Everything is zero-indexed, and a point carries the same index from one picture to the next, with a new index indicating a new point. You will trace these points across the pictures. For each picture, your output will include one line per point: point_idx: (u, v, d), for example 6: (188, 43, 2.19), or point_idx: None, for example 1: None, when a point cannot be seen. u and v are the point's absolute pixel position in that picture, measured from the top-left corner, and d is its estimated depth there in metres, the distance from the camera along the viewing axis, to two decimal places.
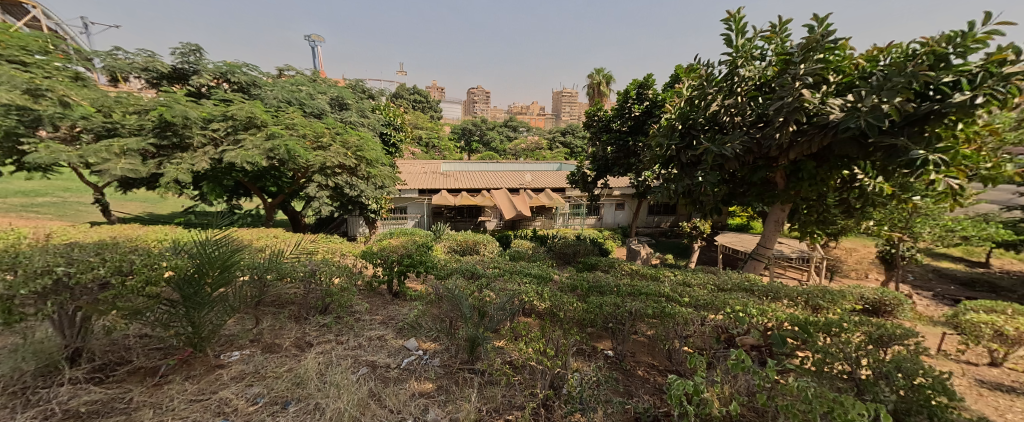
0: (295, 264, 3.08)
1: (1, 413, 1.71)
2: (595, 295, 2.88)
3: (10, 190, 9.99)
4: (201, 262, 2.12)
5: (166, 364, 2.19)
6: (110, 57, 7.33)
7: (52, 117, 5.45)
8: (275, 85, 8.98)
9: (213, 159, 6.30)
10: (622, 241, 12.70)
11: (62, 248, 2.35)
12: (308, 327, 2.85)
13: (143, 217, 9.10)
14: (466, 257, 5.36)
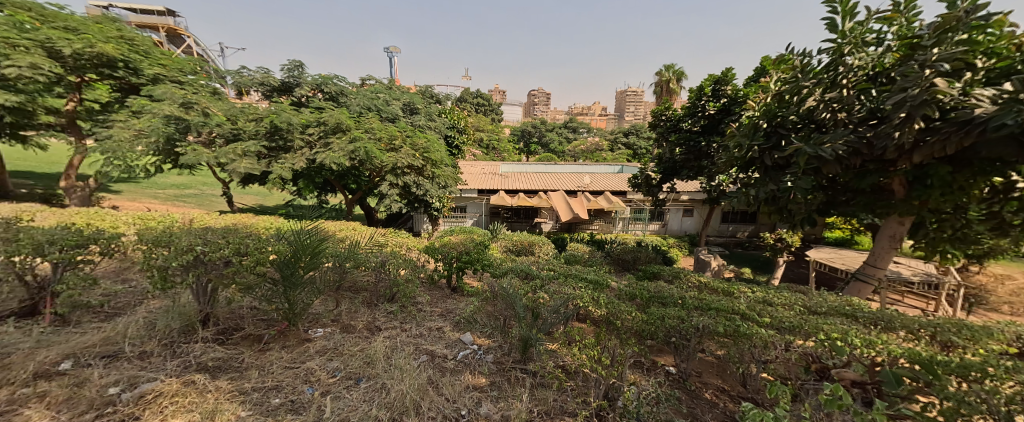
0: (369, 255, 3.40)
1: (157, 360, 2.16)
2: (656, 306, 2.68)
3: (171, 183, 12.73)
4: (296, 248, 2.43)
5: (268, 333, 2.57)
6: (239, 75, 8.89)
7: (197, 125, 6.79)
8: (359, 94, 10.06)
9: (308, 160, 7.26)
10: (689, 251, 11.93)
11: (201, 231, 2.88)
12: (377, 313, 3.12)
13: (255, 208, 10.86)
14: (523, 257, 5.45)
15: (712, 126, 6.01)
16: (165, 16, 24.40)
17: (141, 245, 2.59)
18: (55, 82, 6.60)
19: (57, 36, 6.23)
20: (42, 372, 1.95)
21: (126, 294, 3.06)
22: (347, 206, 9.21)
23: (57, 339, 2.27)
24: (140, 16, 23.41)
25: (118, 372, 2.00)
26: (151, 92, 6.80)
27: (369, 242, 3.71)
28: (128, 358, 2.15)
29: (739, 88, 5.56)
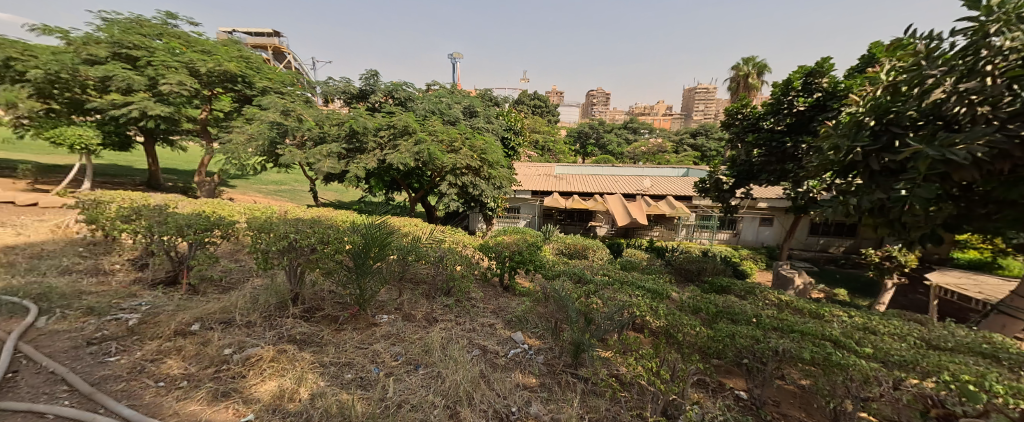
0: (428, 250, 3.61)
1: (259, 329, 2.54)
2: (725, 322, 2.43)
3: (272, 180, 14.98)
4: (366, 241, 2.66)
5: (343, 315, 2.86)
6: (326, 85, 10.03)
7: (292, 129, 7.87)
8: (424, 98, 10.80)
9: (378, 160, 7.99)
10: (766, 264, 10.79)
11: (294, 221, 3.32)
12: (435, 305, 3.30)
13: (335, 203, 12.27)
14: (576, 261, 5.39)
15: (798, 126, 5.29)
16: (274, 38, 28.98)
17: (250, 231, 3.06)
18: (195, 97, 8.18)
19: (197, 58, 7.68)
20: (180, 331, 2.40)
21: (238, 271, 3.66)
22: (411, 204, 9.82)
23: (193, 305, 2.79)
24: (256, 40, 28.13)
25: (231, 336, 2.37)
26: (261, 102, 8.05)
27: (430, 237, 3.94)
28: (239, 325, 2.55)
29: (839, 82, 4.89)
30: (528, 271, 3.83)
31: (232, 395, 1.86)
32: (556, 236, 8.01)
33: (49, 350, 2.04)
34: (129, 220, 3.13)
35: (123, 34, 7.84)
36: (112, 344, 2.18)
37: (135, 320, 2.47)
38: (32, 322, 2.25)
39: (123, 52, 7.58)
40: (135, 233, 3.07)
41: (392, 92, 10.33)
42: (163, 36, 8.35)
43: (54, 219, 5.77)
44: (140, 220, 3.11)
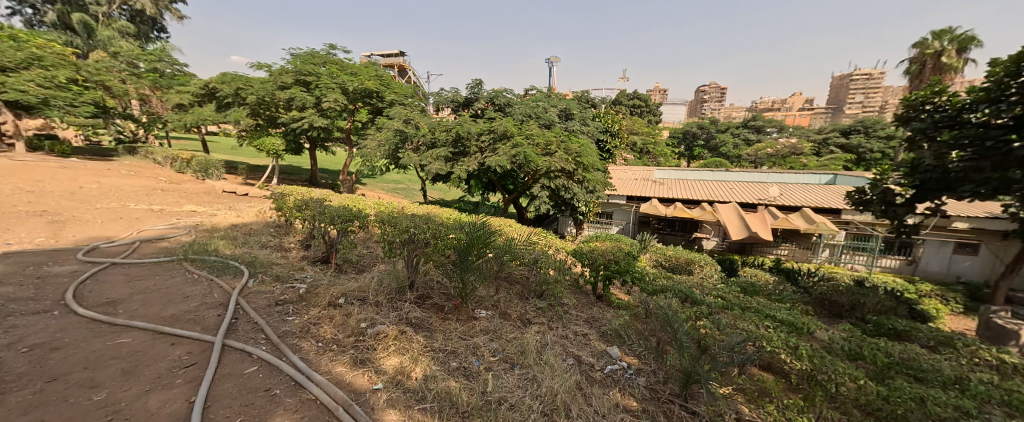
0: (524, 251, 3.70)
1: (385, 308, 2.95)
2: (902, 380, 1.87)
3: (393, 179, 17.65)
4: (471, 240, 2.90)
5: (448, 305, 3.15)
6: (439, 95, 11.46)
7: (410, 136, 9.15)
8: (522, 103, 11.31)
9: (479, 163, 8.62)
10: (965, 307, 8.08)
11: (413, 217, 3.81)
12: (529, 306, 3.37)
13: (439, 201, 13.87)
14: (682, 278, 4.95)
15: None
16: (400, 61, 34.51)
17: (378, 224, 3.64)
18: (344, 110, 10.29)
19: (347, 79, 9.98)
20: (332, 302, 2.97)
21: (369, 256, 4.38)
22: (505, 205, 10.37)
23: (340, 282, 3.42)
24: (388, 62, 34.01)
25: (366, 311, 2.83)
26: (391, 113, 9.59)
27: (526, 238, 4.09)
28: (371, 303, 3.01)
29: None
30: (623, 282, 3.65)
31: (365, 364, 2.23)
32: (656, 247, 7.44)
33: (255, 305, 2.78)
34: (302, 210, 4.07)
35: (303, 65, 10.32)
36: (290, 306, 2.83)
37: (304, 289, 3.16)
38: (245, 283, 3.09)
39: (301, 78, 10.07)
40: (306, 219, 3.96)
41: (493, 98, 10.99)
42: (326, 64, 10.72)
43: (254, 206, 7.86)
44: (309, 210, 3.99)
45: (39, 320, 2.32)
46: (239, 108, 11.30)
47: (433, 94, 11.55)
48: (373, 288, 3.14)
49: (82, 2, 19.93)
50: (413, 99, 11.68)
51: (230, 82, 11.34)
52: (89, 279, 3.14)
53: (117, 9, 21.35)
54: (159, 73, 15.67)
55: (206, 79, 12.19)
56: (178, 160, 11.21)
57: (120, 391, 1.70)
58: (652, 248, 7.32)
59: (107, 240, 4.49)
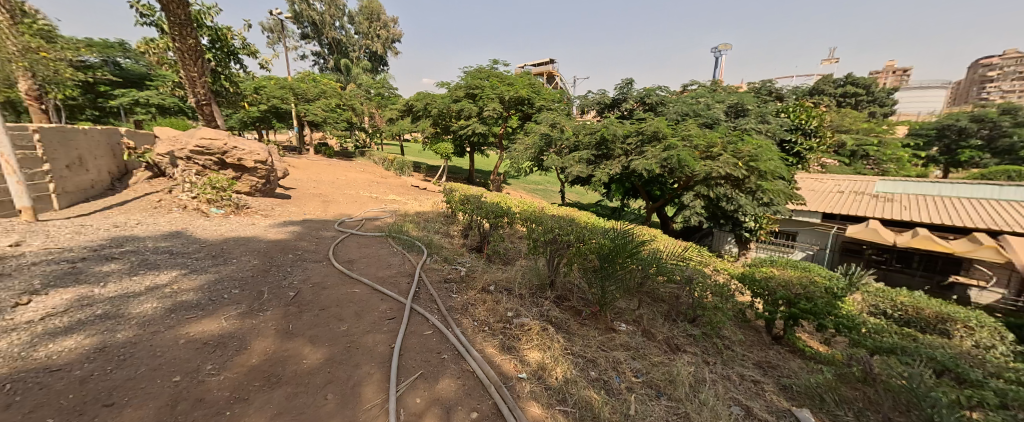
0: (675, 268, 3.41)
1: (530, 304, 3.51)
2: None
3: (534, 180, 20.09)
4: (616, 247, 3.08)
5: (586, 311, 3.40)
6: (585, 97, 12.08)
7: (555, 139, 10.80)
8: (678, 101, 10.65)
9: (622, 166, 9.06)
10: None
11: (562, 222, 4.26)
12: (676, 331, 3.20)
13: (578, 203, 14.77)
14: (929, 339, 3.64)
15: None
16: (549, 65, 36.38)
17: (530, 227, 4.25)
18: (500, 118, 13.55)
19: (505, 90, 13.00)
20: (484, 288, 3.83)
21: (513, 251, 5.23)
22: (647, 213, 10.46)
23: (491, 270, 4.28)
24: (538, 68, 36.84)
25: (511, 303, 3.49)
26: (542, 117, 11.30)
27: (679, 249, 3.89)
28: (515, 294, 3.68)
29: None
30: (818, 326, 3.06)
31: (512, 351, 2.72)
32: (876, 290, 5.75)
33: (429, 279, 3.95)
34: (464, 205, 5.50)
35: (473, 79, 13.96)
36: (454, 286, 3.87)
37: (463, 271, 4.22)
38: (424, 260, 4.39)
39: (470, 91, 13.66)
40: (466, 211, 5.37)
41: (643, 98, 10.64)
42: (488, 77, 14.08)
43: (431, 198, 10.27)
44: (470, 205, 5.28)
45: (319, 267, 4.13)
46: (426, 121, 15.64)
47: (580, 97, 12.10)
48: (517, 281, 3.86)
49: (348, 51, 30.08)
50: (559, 102, 14.13)
51: (425, 100, 15.02)
52: (340, 241, 5.16)
53: (365, 52, 31.00)
54: (382, 96, 22.21)
55: (407, 99, 16.52)
56: (386, 161, 15.92)
57: (354, 327, 2.93)
58: (867, 289, 5.82)
59: (349, 215, 6.95)
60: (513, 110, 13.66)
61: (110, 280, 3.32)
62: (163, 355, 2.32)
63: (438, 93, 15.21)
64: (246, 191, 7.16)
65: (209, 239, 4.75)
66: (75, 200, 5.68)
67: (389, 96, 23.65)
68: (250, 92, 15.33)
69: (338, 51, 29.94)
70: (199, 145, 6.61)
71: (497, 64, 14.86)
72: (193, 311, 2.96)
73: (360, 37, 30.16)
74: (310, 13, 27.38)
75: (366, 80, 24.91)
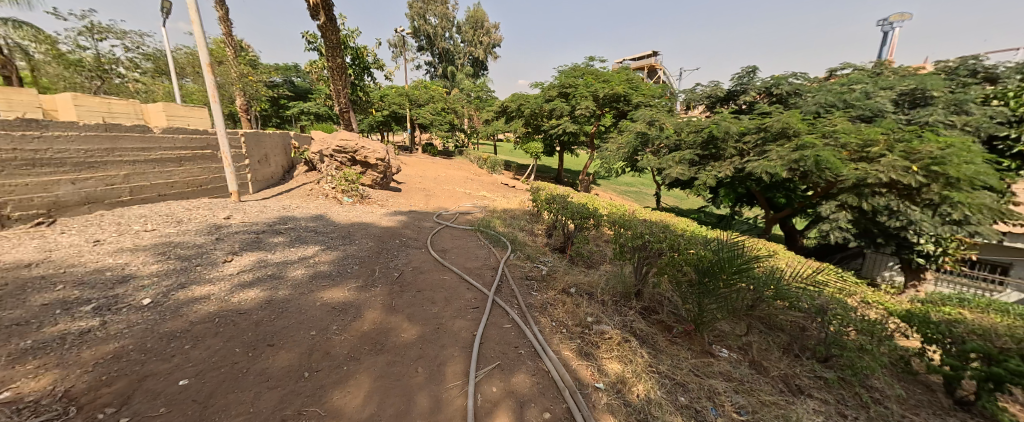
0: (800, 293, 2.80)
1: (614, 311, 3.37)
2: None
3: (625, 182, 19.33)
4: (719, 262, 2.74)
5: (677, 328, 3.08)
6: (692, 92, 11.11)
7: (654, 138, 10.44)
8: (821, 89, 8.70)
9: (735, 168, 8.17)
10: None
11: (656, 228, 3.95)
12: (797, 367, 2.67)
13: (675, 208, 13.68)
14: None
15: None
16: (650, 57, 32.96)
17: (619, 229, 4.07)
18: (592, 116, 13.70)
19: (600, 88, 12.86)
20: (565, 289, 3.82)
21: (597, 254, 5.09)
22: (766, 224, 9.18)
23: (572, 272, 4.23)
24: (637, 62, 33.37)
25: (593, 308, 3.38)
26: (639, 115, 11.02)
27: (807, 268, 3.22)
28: (597, 299, 3.57)
29: None
30: None
31: (590, 358, 2.62)
32: None
33: (512, 274, 4.10)
34: (550, 203, 5.55)
35: (567, 79, 14.34)
36: (535, 283, 3.96)
37: (545, 270, 4.28)
38: (508, 256, 4.58)
39: (564, 90, 14.15)
40: (552, 210, 5.44)
41: (768, 89, 9.31)
42: (582, 75, 14.20)
43: (517, 196, 10.74)
44: (556, 205, 5.31)
45: (418, 253, 4.67)
46: (518, 121, 16.53)
47: (684, 91, 11.18)
48: (600, 286, 3.74)
49: (454, 59, 33.62)
50: (659, 97, 13.53)
51: (519, 101, 16.04)
52: (437, 231, 5.80)
53: (468, 58, 34.07)
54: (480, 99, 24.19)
55: (502, 101, 17.55)
56: (480, 159, 17.48)
57: (443, 310, 3.22)
58: None
59: (446, 209, 7.73)
60: (607, 107, 13.59)
61: (280, 249, 4.40)
62: (306, 313, 2.99)
63: (532, 94, 15.91)
64: (369, 184, 8.59)
65: (340, 222, 5.86)
66: (263, 187, 7.80)
67: (486, 98, 25.53)
68: (377, 101, 18.51)
69: (447, 59, 33.70)
70: (339, 146, 8.24)
71: (593, 61, 14.66)
72: (329, 279, 3.69)
73: (466, 44, 33.38)
74: (426, 28, 31.41)
75: (468, 84, 27.38)
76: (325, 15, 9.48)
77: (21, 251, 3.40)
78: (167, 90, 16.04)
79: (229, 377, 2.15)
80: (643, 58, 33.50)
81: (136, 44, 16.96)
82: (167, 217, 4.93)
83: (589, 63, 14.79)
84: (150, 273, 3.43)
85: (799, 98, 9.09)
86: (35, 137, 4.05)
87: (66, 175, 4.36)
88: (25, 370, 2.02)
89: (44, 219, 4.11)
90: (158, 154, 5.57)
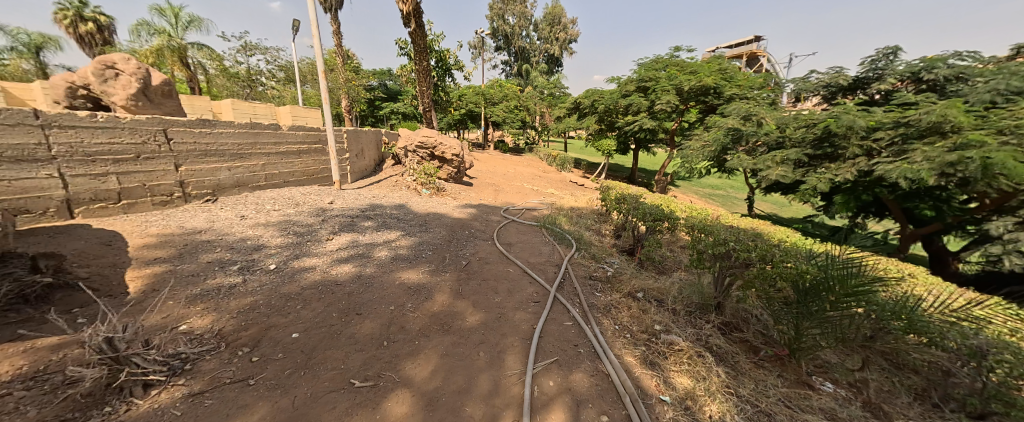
0: (946, 329, 2.22)
1: (688, 323, 3.13)
2: None
3: (710, 184, 17.45)
4: (827, 280, 2.39)
5: (765, 350, 2.74)
6: (804, 81, 9.46)
7: (748, 135, 9.24)
8: (1005, 69, 6.54)
9: (859, 171, 6.69)
10: None
11: (745, 236, 3.53)
12: (934, 420, 2.15)
13: (772, 216, 11.87)
14: None
15: None
16: (752, 44, 28.81)
17: (699, 235, 3.75)
18: (673, 111, 12.74)
19: (685, 80, 11.76)
20: (631, 293, 3.67)
21: (669, 260, 4.75)
22: (902, 242, 7.40)
23: (640, 277, 4.03)
24: (734, 50, 29.33)
25: (661, 316, 3.19)
26: (732, 110, 9.86)
27: (956, 295, 2.58)
28: (667, 308, 3.36)
29: None
30: None
31: (655, 368, 2.49)
32: None
33: (575, 273, 4.08)
34: (620, 203, 5.33)
35: (647, 71, 13.48)
36: (599, 284, 3.87)
37: (610, 272, 4.17)
38: (572, 254, 4.56)
39: (642, 84, 13.40)
40: (621, 211, 5.22)
41: (914, 74, 7.42)
42: (666, 67, 13.22)
43: (585, 195, 10.51)
44: (627, 205, 5.08)
45: (485, 244, 4.93)
46: (591, 117, 16.22)
47: (793, 80, 9.62)
48: (672, 294, 3.50)
49: (529, 57, 34.24)
50: (758, 88, 11.81)
51: (593, 97, 15.74)
52: (503, 225, 6.04)
53: (543, 56, 34.25)
54: (553, 96, 24.17)
55: (574, 97, 17.24)
56: (549, 157, 17.56)
57: (505, 301, 3.35)
58: None
59: (513, 204, 7.96)
60: (692, 101, 12.43)
61: (369, 232, 5.06)
62: (387, 289, 3.40)
63: (607, 89, 15.38)
64: (444, 178, 9.26)
65: (418, 211, 6.48)
66: (359, 177, 9.04)
67: (559, 95, 25.33)
68: (456, 100, 19.98)
69: (522, 57, 34.41)
70: (421, 142, 9.03)
71: (679, 50, 13.43)
72: (406, 262, 4.12)
73: (542, 42, 33.62)
74: (504, 28, 32.46)
75: (541, 81, 27.53)
76: (415, 23, 10.49)
77: (197, 220, 4.52)
78: (295, 95, 19.57)
79: (328, 336, 2.57)
80: (744, 44, 29.36)
81: (276, 58, 21.04)
82: (289, 200, 6.03)
83: (674, 53, 13.60)
84: (275, 244, 4.25)
85: (965, 83, 7.02)
86: (207, 132, 5.27)
87: (225, 163, 5.62)
88: (198, 310, 2.75)
89: (210, 196, 5.37)
90: (284, 147, 6.83)
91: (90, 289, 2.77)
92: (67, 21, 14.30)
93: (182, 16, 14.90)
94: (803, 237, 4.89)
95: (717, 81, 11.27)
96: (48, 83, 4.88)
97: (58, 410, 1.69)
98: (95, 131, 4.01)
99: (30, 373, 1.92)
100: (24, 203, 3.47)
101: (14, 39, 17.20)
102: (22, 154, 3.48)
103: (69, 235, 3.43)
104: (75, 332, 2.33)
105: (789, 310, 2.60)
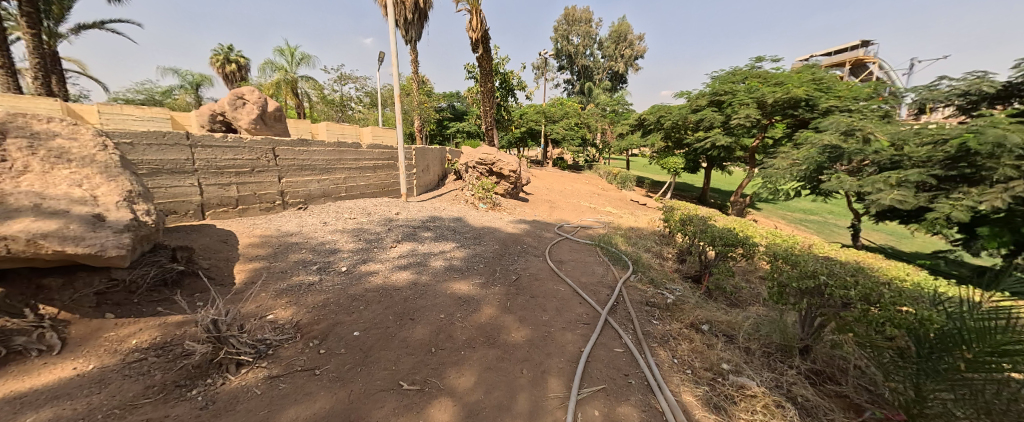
0: None
1: (767, 365, 2.73)
2: None
3: (800, 208, 15.33)
4: (960, 331, 1.93)
5: (871, 411, 2.25)
6: (930, 90, 7.91)
7: (852, 153, 7.99)
8: None
9: (1013, 198, 5.33)
10: None
11: (843, 268, 3.01)
12: None
13: (887, 249, 9.87)
14: None
15: None
16: (858, 49, 25.52)
17: (782, 263, 3.28)
18: (754, 126, 11.64)
19: (768, 92, 10.73)
20: (694, 324, 3.32)
21: (744, 293, 4.23)
22: None
23: (708, 309, 3.63)
24: (834, 57, 26.13)
25: (731, 353, 2.81)
26: (827, 125, 8.72)
27: None
28: (739, 346, 2.97)
29: None
30: None
31: (720, 413, 2.17)
32: None
33: (629, 297, 3.84)
34: (685, 225, 4.91)
35: (722, 85, 12.69)
36: (658, 311, 3.59)
37: (670, 299, 3.83)
38: (627, 276, 4.32)
39: (716, 98, 12.57)
40: (687, 233, 4.80)
41: None
42: (745, 79, 12.26)
43: (646, 215, 9.95)
44: (693, 227, 4.68)
45: (536, 260, 4.91)
46: (657, 134, 15.56)
47: (915, 89, 8.16)
48: (745, 330, 3.11)
49: (592, 74, 34.41)
50: (863, 99, 10.17)
51: (658, 112, 15.15)
52: (557, 242, 5.97)
53: (606, 73, 34.23)
54: (615, 113, 23.86)
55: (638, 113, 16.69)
56: (609, 174, 17.15)
57: (553, 320, 3.25)
58: None
59: (568, 222, 7.85)
60: (778, 115, 11.20)
61: (427, 242, 5.38)
62: (438, 298, 3.54)
63: (674, 104, 14.72)
64: (500, 193, 9.55)
65: (474, 224, 6.74)
66: (424, 191, 9.78)
67: (622, 111, 24.78)
68: (517, 118, 20.79)
69: (584, 75, 34.77)
70: (481, 159, 9.51)
71: (762, 60, 12.30)
72: (458, 272, 4.27)
73: (606, 59, 33.69)
74: (568, 47, 33.30)
75: (604, 99, 27.42)
76: (484, 49, 11.27)
77: (290, 225, 5.26)
78: (376, 118, 22.22)
79: (384, 337, 2.75)
80: (847, 51, 25.93)
81: (363, 85, 24.18)
82: (362, 210, 6.72)
83: (756, 62, 12.50)
84: (348, 249, 4.73)
85: None
86: (304, 150, 6.20)
87: (315, 176, 6.53)
88: (282, 303, 3.14)
89: (302, 204, 6.25)
90: (363, 163, 7.71)
91: (207, 278, 3.35)
92: (219, 63, 18.36)
93: (296, 54, 18.08)
94: (929, 275, 4.02)
95: (810, 92, 10.05)
96: (198, 112, 6.19)
97: (175, 377, 2.07)
98: (225, 150, 4.95)
99: (161, 343, 2.37)
100: (173, 205, 4.39)
101: (184, 79, 22.48)
102: (176, 166, 4.42)
103: (200, 233, 4.22)
104: (193, 313, 2.81)
105: (905, 365, 2.11)
